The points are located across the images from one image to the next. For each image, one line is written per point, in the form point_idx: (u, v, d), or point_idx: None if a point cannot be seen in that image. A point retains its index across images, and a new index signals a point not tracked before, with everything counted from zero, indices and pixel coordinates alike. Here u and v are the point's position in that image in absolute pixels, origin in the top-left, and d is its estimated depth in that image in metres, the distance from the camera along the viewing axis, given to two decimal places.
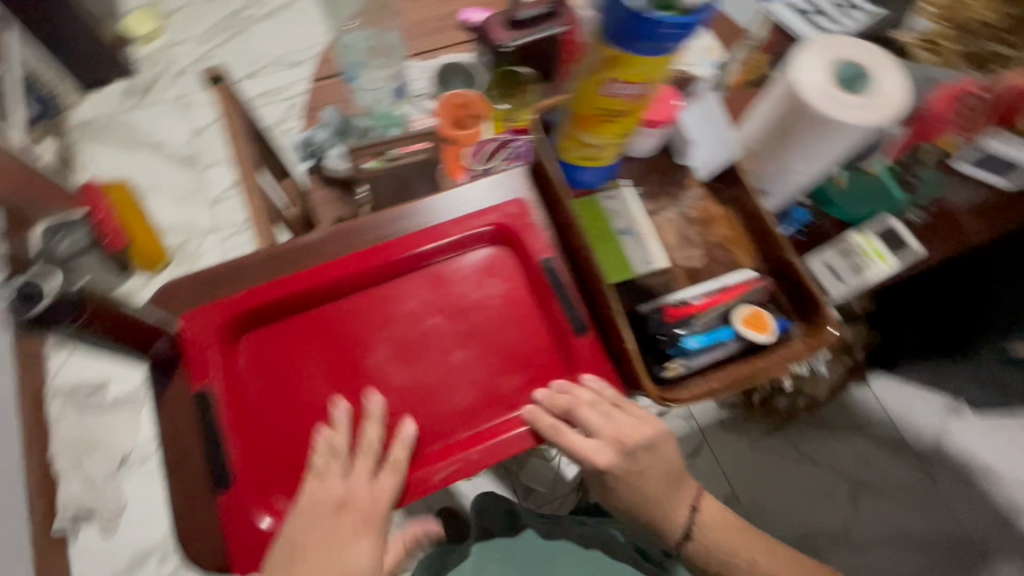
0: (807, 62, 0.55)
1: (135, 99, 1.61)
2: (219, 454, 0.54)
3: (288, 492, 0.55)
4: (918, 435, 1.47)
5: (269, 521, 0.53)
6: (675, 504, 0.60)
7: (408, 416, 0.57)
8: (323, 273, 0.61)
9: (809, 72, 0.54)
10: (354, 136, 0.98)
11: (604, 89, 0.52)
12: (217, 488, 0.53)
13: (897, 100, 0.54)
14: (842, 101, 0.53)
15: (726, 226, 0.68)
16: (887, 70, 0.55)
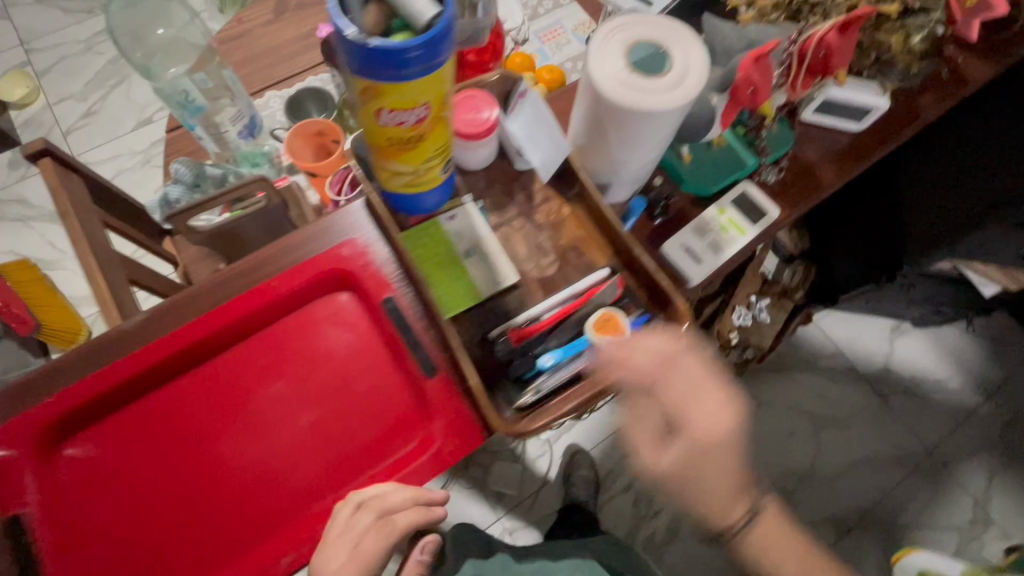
0: (601, 49, 0.51)
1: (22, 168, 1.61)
2: None
3: None
4: (866, 360, 1.49)
5: None
6: (731, 506, 0.63)
7: (251, 500, 0.55)
8: (145, 361, 0.57)
9: (603, 60, 0.51)
10: (211, 185, 0.93)
11: (383, 120, 0.48)
12: None
13: (698, 76, 0.51)
14: (640, 89, 0.50)
15: (576, 225, 0.66)
16: (686, 43, 0.51)
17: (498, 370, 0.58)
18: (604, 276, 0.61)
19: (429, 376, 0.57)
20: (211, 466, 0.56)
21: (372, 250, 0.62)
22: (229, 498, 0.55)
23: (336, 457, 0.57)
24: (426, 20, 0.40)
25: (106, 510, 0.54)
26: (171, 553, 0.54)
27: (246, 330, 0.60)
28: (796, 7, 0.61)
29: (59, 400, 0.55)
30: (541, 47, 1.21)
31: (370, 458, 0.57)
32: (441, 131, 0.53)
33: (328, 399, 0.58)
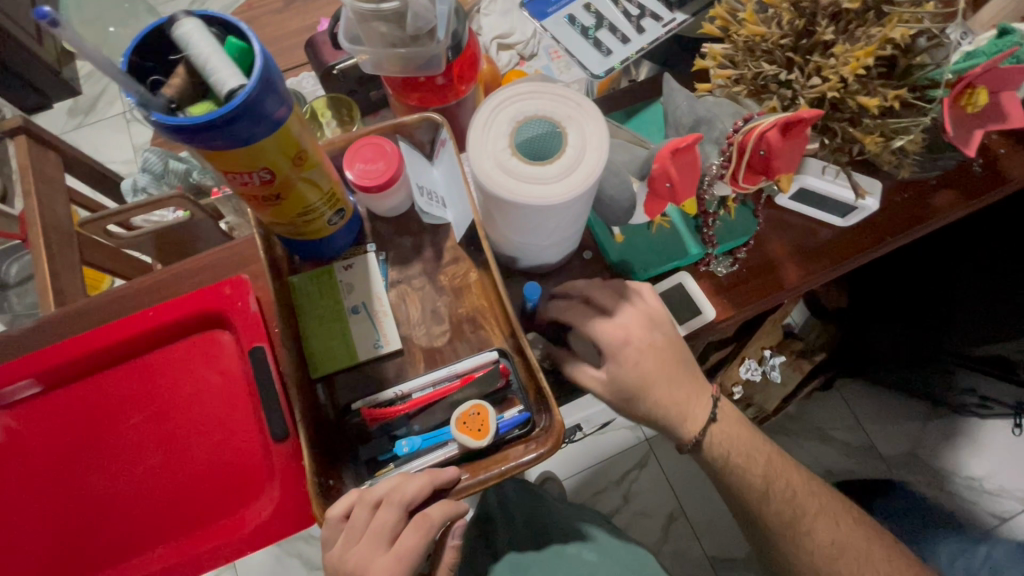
0: (486, 124, 0.44)
1: (80, 117, 1.74)
2: None
3: None
4: (889, 440, 1.24)
5: None
6: (779, 476, 0.61)
7: (85, 533, 0.54)
8: (19, 370, 0.57)
9: (486, 138, 0.44)
10: (173, 180, 0.92)
11: (226, 181, 0.44)
12: None
13: (590, 167, 0.43)
14: (520, 176, 0.43)
15: (479, 294, 0.59)
16: (586, 127, 0.44)
17: (352, 448, 0.54)
18: (486, 361, 0.55)
19: (278, 441, 0.54)
20: (55, 492, 0.55)
21: (250, 291, 0.58)
22: (63, 529, 0.54)
23: (173, 506, 0.54)
24: (229, 90, 0.35)
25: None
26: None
27: (121, 356, 0.59)
28: (762, 82, 0.51)
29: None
30: (550, 65, 1.09)
31: (205, 514, 0.54)
32: (310, 188, 0.49)
33: (181, 442, 0.56)
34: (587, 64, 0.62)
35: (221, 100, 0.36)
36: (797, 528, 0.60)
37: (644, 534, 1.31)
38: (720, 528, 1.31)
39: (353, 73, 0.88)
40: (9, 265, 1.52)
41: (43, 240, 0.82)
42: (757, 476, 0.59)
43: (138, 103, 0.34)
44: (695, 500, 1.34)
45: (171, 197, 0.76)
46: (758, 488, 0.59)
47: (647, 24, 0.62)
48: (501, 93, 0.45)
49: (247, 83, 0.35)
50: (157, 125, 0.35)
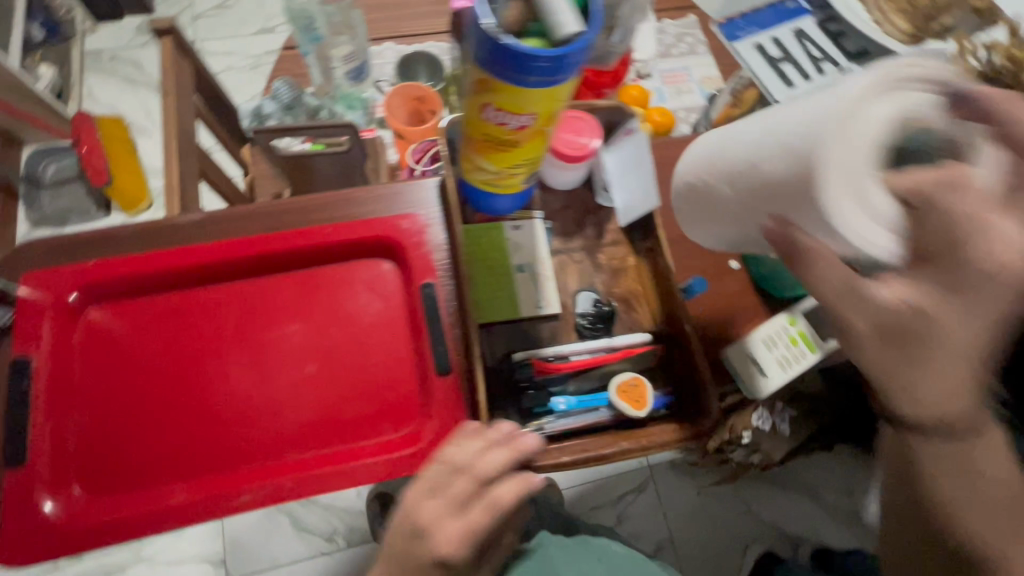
0: (861, 123, 0.32)
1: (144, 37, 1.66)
2: (22, 428, 0.50)
3: (85, 483, 0.50)
4: None
5: (54, 507, 0.49)
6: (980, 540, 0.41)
7: (233, 429, 0.53)
8: (186, 255, 0.56)
9: (857, 150, 0.32)
10: (302, 114, 0.94)
11: (483, 115, 0.46)
12: (10, 466, 0.49)
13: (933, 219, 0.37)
14: (883, 213, 0.33)
15: (635, 278, 0.63)
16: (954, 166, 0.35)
17: (511, 396, 0.56)
18: (645, 340, 0.57)
19: (440, 374, 0.55)
20: (206, 382, 0.54)
21: (428, 228, 0.61)
22: (209, 418, 0.53)
23: (323, 417, 0.55)
24: (565, 35, 0.38)
25: (82, 386, 0.53)
26: (130, 452, 0.51)
27: (289, 262, 0.59)
28: None
29: (93, 265, 0.55)
30: (661, 87, 1.17)
31: (354, 430, 0.55)
32: (537, 145, 0.51)
33: (339, 357, 0.57)
34: (770, 92, 0.66)
35: (550, 42, 0.39)
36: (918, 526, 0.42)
37: None
38: None
39: None
40: (47, 163, 1.44)
41: (174, 145, 0.82)
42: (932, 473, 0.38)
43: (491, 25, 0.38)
44: None
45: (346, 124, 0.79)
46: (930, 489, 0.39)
47: (826, 68, 0.67)
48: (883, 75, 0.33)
49: (584, 33, 0.38)
50: (495, 47, 0.39)
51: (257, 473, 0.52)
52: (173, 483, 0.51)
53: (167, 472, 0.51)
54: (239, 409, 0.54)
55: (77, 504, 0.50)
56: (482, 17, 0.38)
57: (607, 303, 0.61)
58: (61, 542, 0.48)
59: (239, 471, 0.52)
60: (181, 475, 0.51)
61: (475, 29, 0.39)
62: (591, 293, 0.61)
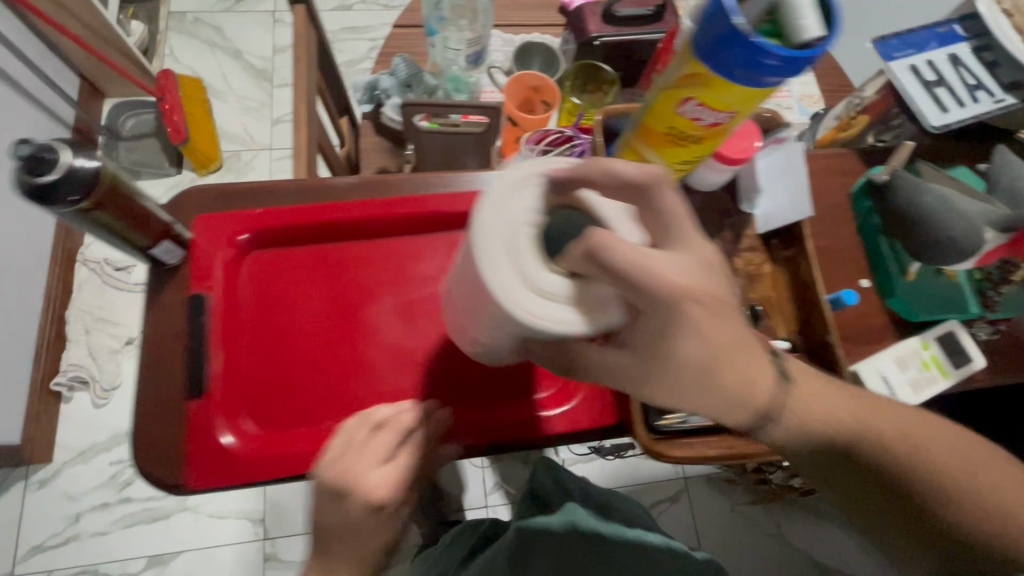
0: (507, 200, 0.38)
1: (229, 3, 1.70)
2: (199, 359, 0.52)
3: (255, 417, 0.52)
4: None
5: (230, 438, 0.51)
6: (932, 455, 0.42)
7: (392, 378, 0.55)
8: (349, 208, 0.58)
9: (502, 220, 0.37)
10: (418, 92, 0.96)
11: (680, 108, 0.47)
12: (189, 394, 0.51)
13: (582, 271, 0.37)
14: (557, 287, 0.37)
15: (770, 286, 0.63)
16: (587, 188, 0.40)
17: None
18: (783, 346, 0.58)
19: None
20: (365, 330, 0.56)
21: None
22: (369, 365, 0.55)
23: (473, 374, 0.56)
24: (807, 39, 0.39)
25: (253, 325, 0.55)
26: (297, 391, 0.54)
27: (439, 227, 0.61)
28: None
29: (264, 210, 0.57)
30: None
31: (502, 392, 0.56)
32: (715, 143, 0.52)
33: None
34: (926, 115, 0.66)
35: (785, 43, 0.40)
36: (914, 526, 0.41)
37: None
38: None
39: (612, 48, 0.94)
40: (127, 117, 1.52)
41: (302, 111, 0.84)
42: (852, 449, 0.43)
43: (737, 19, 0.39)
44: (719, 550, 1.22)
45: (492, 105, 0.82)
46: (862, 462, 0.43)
47: (980, 95, 0.66)
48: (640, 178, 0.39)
49: (826, 38, 0.39)
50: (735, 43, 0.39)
51: None
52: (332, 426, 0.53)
53: (327, 415, 0.53)
54: (396, 360, 0.56)
55: (246, 436, 0.52)
56: (732, 16, 0.39)
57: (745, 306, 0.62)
58: (235, 471, 0.50)
59: None
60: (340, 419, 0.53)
61: (715, 22, 0.40)
62: None
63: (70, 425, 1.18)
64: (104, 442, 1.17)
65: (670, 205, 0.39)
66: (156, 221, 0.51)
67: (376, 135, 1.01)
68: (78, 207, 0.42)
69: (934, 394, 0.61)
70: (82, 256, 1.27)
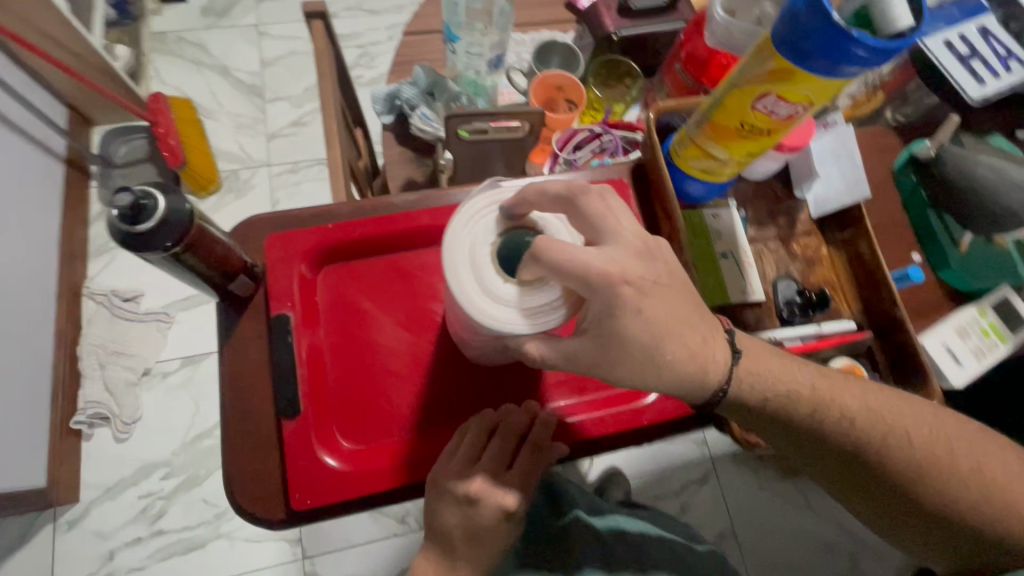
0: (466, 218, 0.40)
1: (213, 19, 1.65)
2: (289, 382, 0.51)
3: (353, 435, 0.51)
4: None
5: (333, 459, 0.49)
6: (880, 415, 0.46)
7: (485, 382, 0.54)
8: (418, 216, 0.57)
9: (460, 238, 0.39)
10: (441, 101, 0.96)
11: (756, 102, 0.48)
12: (284, 418, 0.49)
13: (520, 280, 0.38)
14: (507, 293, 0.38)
15: (829, 269, 0.64)
16: (537, 209, 0.40)
17: None
18: (852, 327, 0.59)
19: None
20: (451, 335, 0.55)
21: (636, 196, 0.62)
22: (460, 370, 0.53)
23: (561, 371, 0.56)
24: (899, 29, 0.39)
25: (336, 343, 0.54)
26: (391, 404, 0.52)
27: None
28: None
29: (332, 227, 0.56)
30: None
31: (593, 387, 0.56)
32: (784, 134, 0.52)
33: None
34: (966, 89, 0.66)
35: (876, 34, 0.41)
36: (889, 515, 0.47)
37: None
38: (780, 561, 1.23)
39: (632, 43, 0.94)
40: (117, 143, 1.44)
41: (331, 128, 0.83)
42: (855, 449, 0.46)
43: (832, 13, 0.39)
44: (751, 528, 1.25)
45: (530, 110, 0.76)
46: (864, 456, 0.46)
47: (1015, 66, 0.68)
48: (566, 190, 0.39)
49: (917, 27, 0.39)
50: (829, 36, 0.40)
51: None
52: (431, 437, 0.51)
53: (425, 425, 0.52)
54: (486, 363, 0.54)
55: (347, 456, 0.50)
56: (831, 11, 0.39)
57: (809, 291, 0.63)
58: (346, 492, 0.48)
59: None
60: (438, 427, 0.52)
61: (807, 17, 0.40)
62: (791, 283, 0.63)
63: (93, 462, 1.16)
64: (130, 477, 1.15)
65: (598, 211, 0.38)
66: (233, 255, 0.50)
67: (397, 145, 1.00)
68: (170, 251, 0.43)
69: (995, 361, 0.63)
70: (87, 290, 1.24)
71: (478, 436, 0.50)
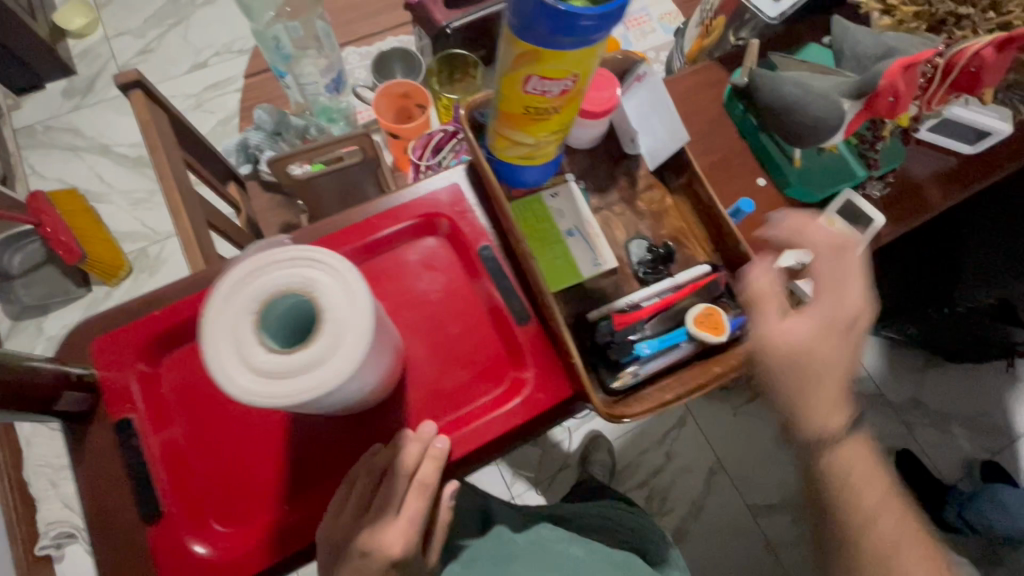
0: (230, 294, 0.38)
1: (77, 99, 1.57)
2: (144, 486, 0.51)
3: (222, 519, 0.51)
4: (897, 388, 1.26)
5: (203, 547, 0.50)
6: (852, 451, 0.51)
7: (350, 428, 0.55)
8: None
9: (223, 316, 0.38)
10: (290, 137, 0.93)
11: (523, 87, 0.47)
12: (146, 522, 0.50)
13: (286, 358, 0.37)
14: (273, 366, 0.37)
15: (677, 217, 0.64)
16: (306, 276, 0.39)
17: (594, 353, 0.58)
18: (706, 271, 0.60)
19: (521, 325, 0.58)
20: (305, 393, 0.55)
21: (467, 198, 0.62)
22: (321, 425, 0.54)
23: (426, 392, 0.57)
24: None
25: (187, 432, 0.53)
26: (255, 478, 0.52)
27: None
28: (941, 17, 0.60)
29: (158, 314, 0.54)
30: (624, 34, 1.19)
31: (460, 398, 0.57)
32: (573, 107, 0.52)
33: (423, 336, 0.59)
34: (761, 10, 0.68)
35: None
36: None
37: (687, 491, 1.25)
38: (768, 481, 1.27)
39: (466, 31, 0.93)
40: (11, 254, 1.36)
41: (179, 198, 0.80)
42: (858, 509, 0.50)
43: None
44: (734, 454, 1.28)
45: (355, 136, 0.79)
46: (846, 501, 0.51)
47: None
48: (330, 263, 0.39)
49: None
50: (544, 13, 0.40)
51: None
52: (307, 497, 0.53)
53: (298, 485, 0.53)
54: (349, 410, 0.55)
55: (221, 541, 0.50)
56: None
57: (659, 245, 0.64)
58: None
59: None
60: (313, 485, 0.53)
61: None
62: (642, 240, 0.63)
63: None
64: None
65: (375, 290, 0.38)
66: (44, 377, 0.48)
67: (268, 191, 0.97)
68: None
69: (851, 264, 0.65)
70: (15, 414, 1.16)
71: (363, 490, 0.50)
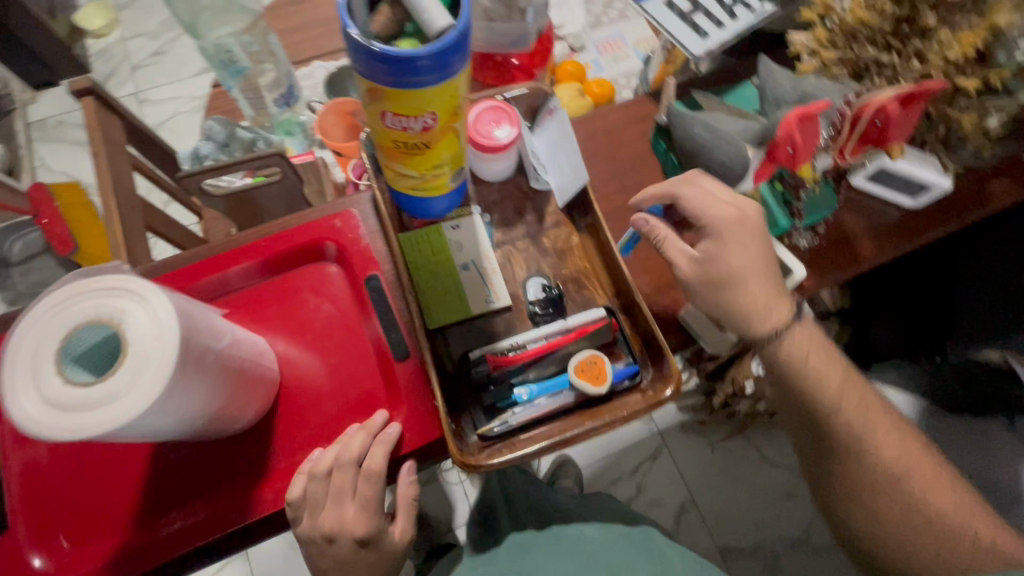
0: (40, 319, 0.38)
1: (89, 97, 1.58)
2: None
3: (65, 537, 0.51)
4: None
5: (42, 564, 0.50)
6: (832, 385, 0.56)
7: (210, 455, 0.54)
8: None
9: (29, 341, 0.38)
10: (240, 150, 0.93)
11: (382, 123, 0.46)
12: None
13: (74, 390, 0.36)
14: (58, 397, 0.36)
15: (581, 256, 0.62)
16: (119, 309, 0.38)
17: (472, 396, 0.56)
18: (598, 316, 0.57)
19: (399, 360, 0.56)
20: None
21: (362, 226, 0.61)
22: (179, 451, 0.54)
23: (295, 424, 0.55)
24: (437, 29, 0.38)
25: (44, 448, 0.53)
26: (103, 499, 0.52)
27: (236, 284, 0.61)
28: (863, 64, 0.57)
29: None
30: (598, 58, 1.17)
31: (328, 432, 0.55)
32: (448, 143, 0.50)
33: (300, 364, 0.57)
34: (687, 46, 0.65)
35: (426, 39, 0.39)
36: (873, 489, 0.55)
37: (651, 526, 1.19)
38: (738, 525, 1.20)
39: None
40: (13, 240, 1.36)
41: (116, 208, 0.81)
42: (825, 393, 0.56)
43: (362, 31, 0.38)
44: (708, 493, 1.22)
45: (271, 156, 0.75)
46: (834, 426, 0.56)
47: (739, 12, 0.66)
48: (148, 298, 0.38)
49: (456, 24, 0.38)
50: (372, 55, 0.39)
51: (245, 487, 0.53)
52: (154, 521, 0.52)
53: (149, 509, 0.52)
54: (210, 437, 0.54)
55: (61, 560, 0.50)
56: (354, 31, 0.38)
57: (554, 286, 0.61)
58: None
59: (223, 490, 0.53)
60: (164, 509, 0.52)
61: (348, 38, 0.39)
62: (539, 278, 0.61)
63: None
64: None
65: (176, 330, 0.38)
66: None
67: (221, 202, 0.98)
68: None
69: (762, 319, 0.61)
70: None
71: None
